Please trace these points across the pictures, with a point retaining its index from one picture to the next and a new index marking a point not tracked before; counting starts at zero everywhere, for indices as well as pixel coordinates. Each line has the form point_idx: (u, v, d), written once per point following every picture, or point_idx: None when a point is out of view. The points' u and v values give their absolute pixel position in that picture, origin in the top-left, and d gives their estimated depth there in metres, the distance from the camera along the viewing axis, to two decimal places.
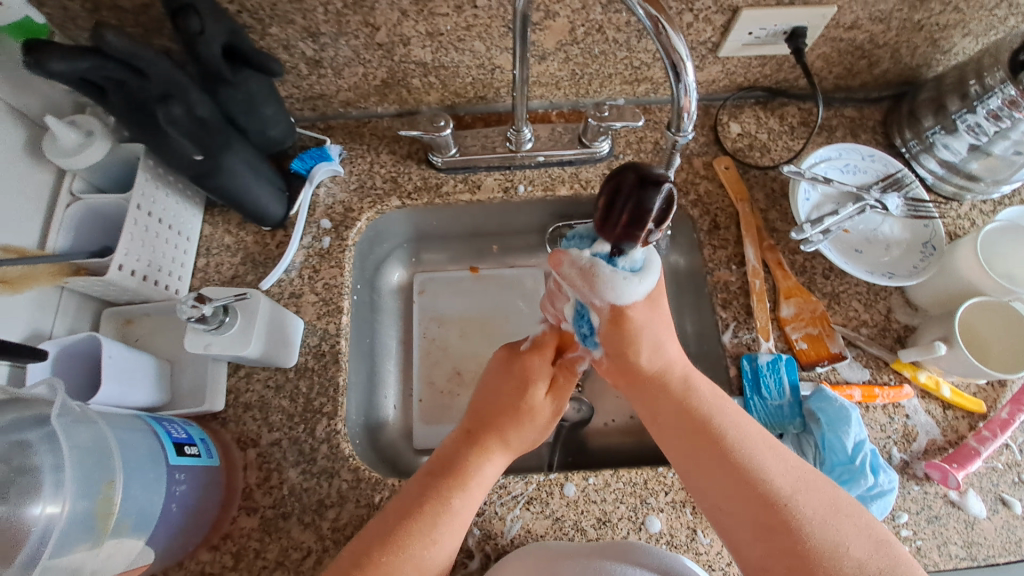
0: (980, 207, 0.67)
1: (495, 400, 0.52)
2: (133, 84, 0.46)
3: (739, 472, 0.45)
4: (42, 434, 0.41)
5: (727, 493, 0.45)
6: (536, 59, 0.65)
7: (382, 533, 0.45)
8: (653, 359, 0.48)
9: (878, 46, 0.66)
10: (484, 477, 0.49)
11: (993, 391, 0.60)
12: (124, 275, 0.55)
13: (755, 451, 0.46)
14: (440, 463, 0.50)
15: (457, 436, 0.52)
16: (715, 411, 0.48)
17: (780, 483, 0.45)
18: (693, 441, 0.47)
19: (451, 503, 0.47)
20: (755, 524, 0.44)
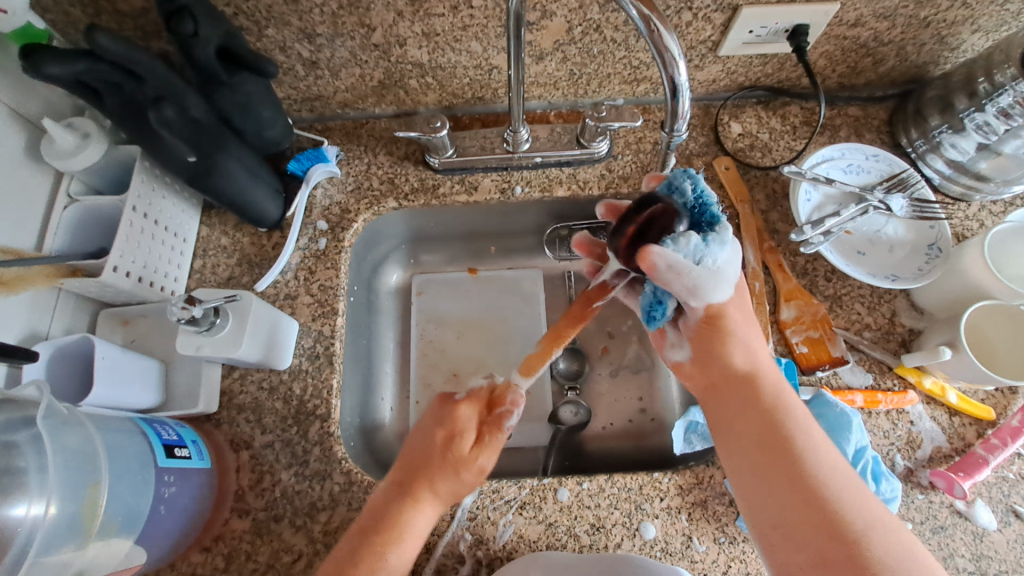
0: (989, 207, 0.65)
1: (416, 452, 0.52)
2: (127, 86, 0.47)
3: (808, 483, 0.45)
4: (29, 435, 0.41)
5: (791, 506, 0.45)
6: (533, 59, 0.65)
7: (337, 562, 0.47)
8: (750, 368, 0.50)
9: (882, 44, 0.64)
10: (413, 530, 0.49)
11: (1003, 398, 0.58)
12: (119, 277, 0.55)
13: (826, 459, 0.46)
14: (372, 510, 0.50)
15: (390, 487, 0.51)
16: (791, 414, 0.48)
17: (848, 501, 0.44)
18: (767, 444, 0.47)
19: (384, 555, 0.47)
20: (813, 539, 0.43)
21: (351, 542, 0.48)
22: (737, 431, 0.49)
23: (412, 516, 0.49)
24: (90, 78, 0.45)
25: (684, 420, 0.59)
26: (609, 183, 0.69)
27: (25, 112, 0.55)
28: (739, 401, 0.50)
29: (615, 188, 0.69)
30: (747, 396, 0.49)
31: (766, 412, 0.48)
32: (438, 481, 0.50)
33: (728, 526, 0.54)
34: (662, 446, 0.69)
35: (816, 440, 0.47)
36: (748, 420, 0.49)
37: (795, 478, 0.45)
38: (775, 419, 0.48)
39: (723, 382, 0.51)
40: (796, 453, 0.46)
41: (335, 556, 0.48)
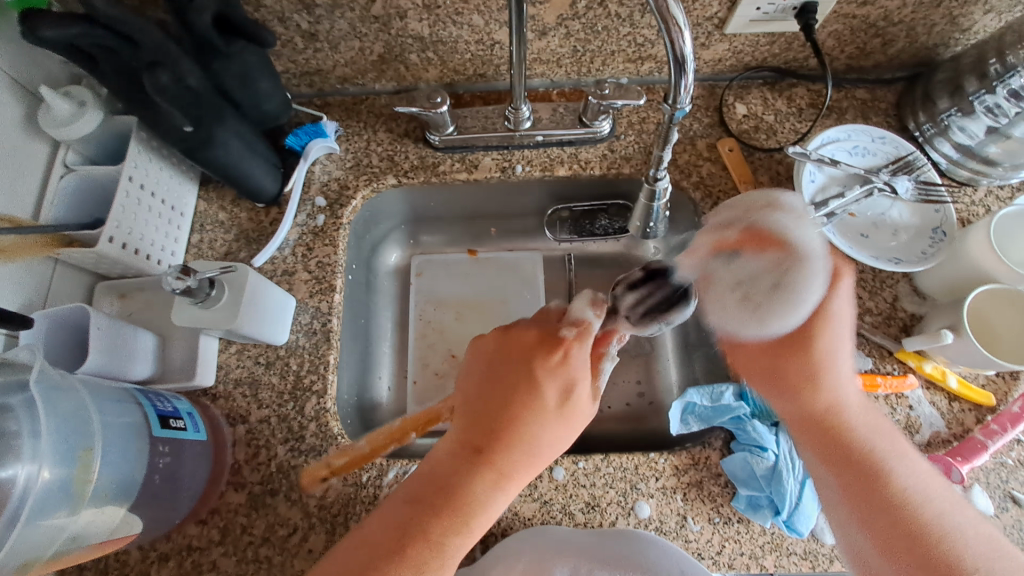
0: (996, 192, 0.64)
1: (507, 402, 0.46)
2: (121, 51, 0.46)
3: (906, 508, 0.44)
4: (23, 399, 0.41)
5: (896, 540, 0.44)
6: (536, 34, 0.64)
7: (377, 542, 0.42)
8: (849, 395, 0.49)
9: (892, 24, 0.63)
10: (490, 509, 0.44)
11: (1004, 383, 0.58)
12: (113, 247, 0.54)
13: (919, 486, 0.45)
14: (434, 472, 0.45)
15: (454, 452, 0.45)
16: (867, 432, 0.48)
17: (923, 496, 0.45)
18: (855, 465, 0.47)
19: (447, 538, 0.42)
20: (893, 548, 0.44)
21: (402, 519, 0.43)
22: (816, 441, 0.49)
23: (488, 491, 0.44)
24: (84, 42, 0.45)
25: (680, 401, 0.59)
26: (610, 163, 0.69)
27: (23, 81, 0.54)
28: (821, 416, 0.49)
29: (617, 169, 0.68)
30: (829, 413, 0.49)
31: (841, 432, 0.48)
32: (534, 441, 0.45)
33: (723, 507, 0.54)
34: (659, 429, 0.69)
35: (903, 455, 0.47)
36: (813, 443, 0.49)
37: (892, 505, 0.45)
38: (855, 435, 0.48)
39: (789, 393, 0.50)
40: (884, 466, 0.46)
41: (373, 528, 0.43)
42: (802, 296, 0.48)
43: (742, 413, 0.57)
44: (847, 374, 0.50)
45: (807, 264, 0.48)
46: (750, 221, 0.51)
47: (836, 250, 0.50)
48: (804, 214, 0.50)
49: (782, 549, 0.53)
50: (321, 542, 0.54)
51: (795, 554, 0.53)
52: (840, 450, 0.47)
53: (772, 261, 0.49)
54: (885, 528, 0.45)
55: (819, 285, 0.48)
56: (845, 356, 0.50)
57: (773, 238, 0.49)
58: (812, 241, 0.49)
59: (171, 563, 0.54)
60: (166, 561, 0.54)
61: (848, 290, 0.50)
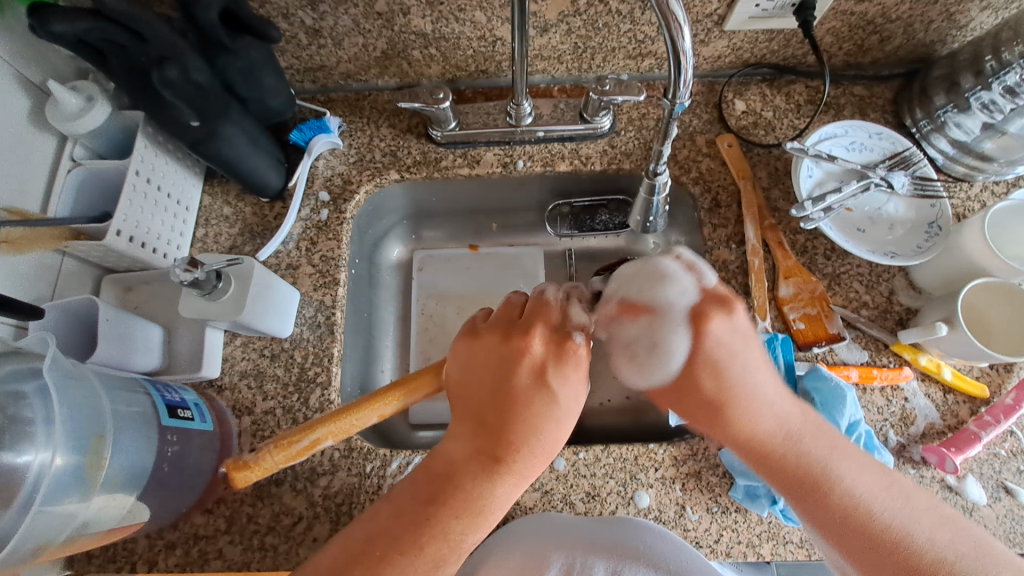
0: (992, 188, 0.65)
1: (525, 410, 0.45)
2: (129, 46, 0.47)
3: (857, 519, 0.43)
4: (36, 386, 0.42)
5: (851, 547, 0.43)
6: (537, 31, 0.64)
7: (389, 536, 0.42)
8: (766, 419, 0.47)
9: (890, 21, 0.64)
10: (507, 506, 0.45)
11: (998, 375, 0.59)
12: (121, 241, 0.55)
13: (866, 494, 0.44)
14: (447, 474, 0.44)
15: (469, 455, 0.44)
16: (810, 444, 0.46)
17: (887, 500, 0.44)
18: (793, 487, 0.45)
19: (468, 535, 0.43)
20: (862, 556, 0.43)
21: (414, 519, 0.42)
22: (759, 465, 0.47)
23: (509, 492, 0.44)
24: (94, 37, 0.45)
25: None
26: (611, 159, 0.69)
27: (31, 76, 0.55)
28: (746, 447, 0.47)
29: (618, 164, 0.69)
30: (752, 443, 0.47)
31: (776, 454, 0.46)
32: (551, 443, 0.46)
33: (721, 497, 0.55)
34: (658, 422, 0.70)
35: (846, 461, 0.45)
36: (759, 462, 0.47)
37: (843, 521, 0.44)
38: (786, 459, 0.46)
39: (713, 426, 0.49)
40: (836, 478, 0.45)
41: (385, 522, 0.43)
42: (670, 351, 0.50)
43: None
44: (760, 397, 0.48)
45: (670, 321, 0.50)
46: (625, 293, 0.54)
47: (708, 302, 0.50)
48: (675, 278, 0.52)
49: (779, 538, 0.54)
50: (326, 530, 0.55)
51: (792, 543, 0.54)
52: (786, 464, 0.46)
53: (645, 325, 0.52)
54: (851, 537, 0.44)
55: (684, 338, 0.50)
56: (753, 385, 0.48)
57: (643, 305, 0.52)
58: (674, 298, 0.51)
59: (178, 551, 0.54)
60: (173, 550, 0.55)
61: (727, 329, 0.49)
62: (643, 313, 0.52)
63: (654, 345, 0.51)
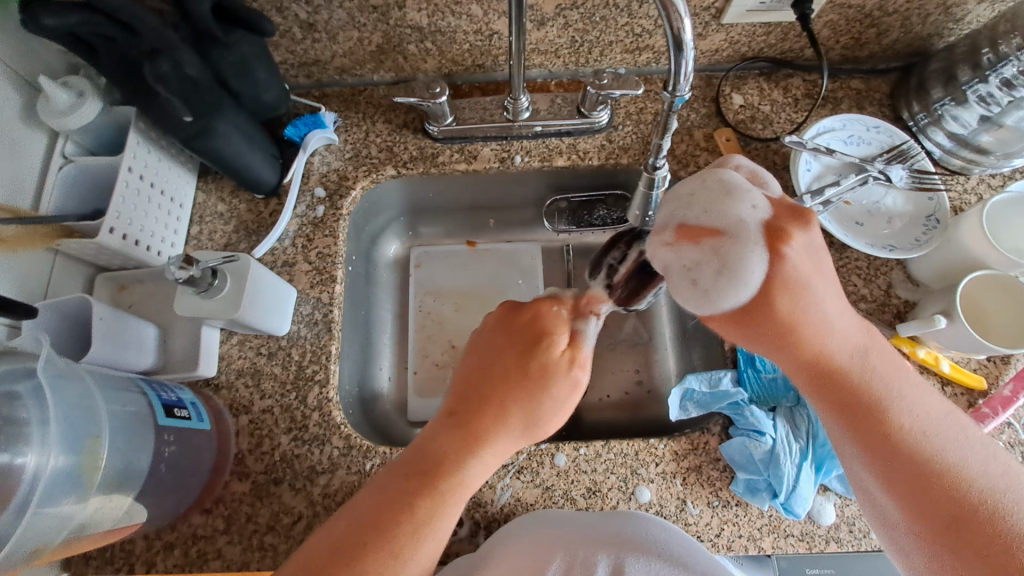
0: (988, 181, 0.65)
1: (492, 376, 0.49)
2: (121, 40, 0.46)
3: (910, 445, 0.42)
4: (30, 386, 0.41)
5: (904, 489, 0.42)
6: (535, 24, 0.64)
7: (361, 516, 0.44)
8: (827, 337, 0.44)
9: (887, 14, 0.63)
10: (467, 480, 0.46)
11: (995, 367, 0.59)
12: (115, 239, 0.54)
13: (924, 426, 0.43)
14: (426, 457, 0.46)
15: (437, 422, 0.49)
16: (872, 371, 0.44)
17: (941, 439, 0.43)
18: (847, 415, 0.44)
19: (417, 502, 0.44)
20: (912, 501, 0.42)
21: (385, 494, 0.45)
22: (825, 399, 0.45)
23: (462, 455, 0.46)
24: (85, 31, 0.44)
25: (679, 388, 0.60)
26: (609, 153, 0.69)
27: (22, 71, 0.54)
28: (811, 369, 0.45)
29: (616, 158, 0.69)
30: (817, 362, 0.45)
31: (839, 376, 0.44)
32: (506, 403, 0.47)
33: (722, 490, 0.55)
34: (658, 417, 0.70)
35: (905, 389, 0.44)
36: (820, 392, 0.45)
37: (896, 449, 0.43)
38: (851, 379, 0.44)
39: (783, 348, 0.45)
40: (894, 412, 0.43)
41: (364, 504, 0.45)
42: (747, 273, 0.44)
43: (741, 399, 0.57)
44: (826, 314, 0.44)
45: (741, 238, 0.45)
46: (682, 216, 0.48)
47: (784, 216, 0.45)
48: (742, 194, 0.47)
49: (779, 531, 0.54)
50: None
51: (792, 536, 0.54)
52: (846, 385, 0.44)
53: (708, 251, 0.46)
54: (905, 480, 0.42)
55: (760, 253, 0.44)
56: (818, 298, 0.44)
57: (706, 229, 0.47)
58: (745, 214, 0.46)
59: (177, 552, 0.54)
60: (171, 550, 0.54)
61: (806, 243, 0.45)
62: (703, 239, 0.46)
63: (720, 265, 0.45)
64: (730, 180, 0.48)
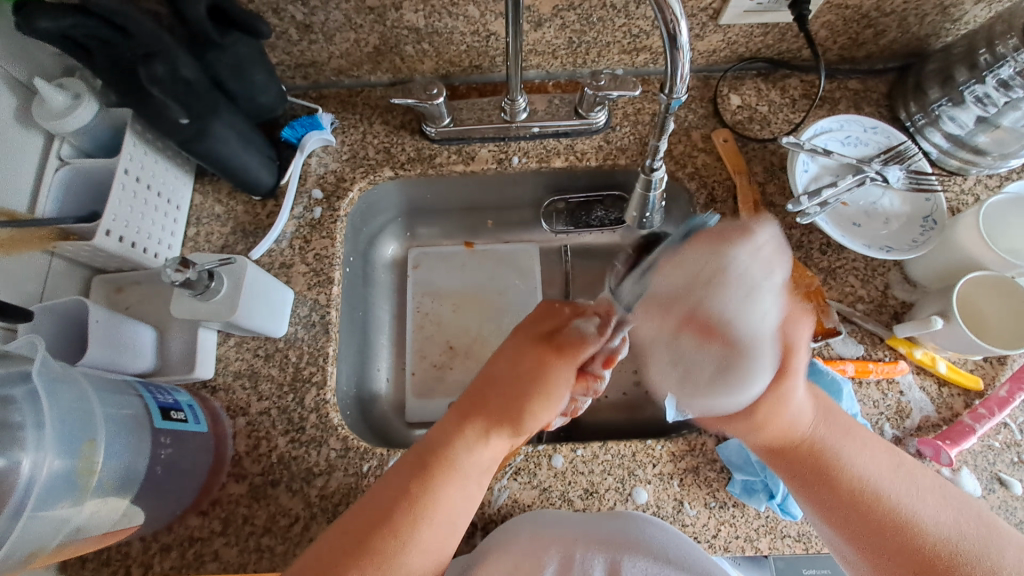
0: (985, 181, 0.65)
1: (502, 382, 0.54)
2: (115, 42, 0.45)
3: (864, 493, 0.49)
4: (26, 390, 0.41)
5: (860, 533, 0.48)
6: (532, 25, 0.64)
7: (378, 509, 0.46)
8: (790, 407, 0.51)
9: (884, 14, 0.63)
10: (471, 462, 0.49)
11: (992, 368, 0.59)
12: (111, 241, 0.54)
13: (877, 480, 0.49)
14: (429, 448, 0.49)
15: (446, 421, 0.52)
16: (828, 434, 0.51)
17: (896, 492, 0.48)
18: (805, 476, 0.51)
19: (428, 491, 0.47)
20: (869, 542, 0.48)
21: (399, 485, 0.47)
22: (790, 467, 0.52)
23: (470, 449, 0.50)
24: (79, 34, 0.44)
25: None
26: (607, 154, 0.69)
27: (17, 73, 0.54)
28: (773, 443, 0.52)
29: (613, 159, 0.69)
30: (781, 436, 0.51)
31: (796, 449, 0.51)
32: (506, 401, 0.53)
33: (719, 491, 0.55)
34: (655, 417, 0.70)
35: (861, 444, 0.50)
36: (783, 461, 0.52)
37: (849, 500, 0.49)
38: (805, 452, 0.51)
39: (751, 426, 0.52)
40: (852, 471, 0.49)
41: (381, 497, 0.46)
42: (750, 383, 0.49)
43: None
44: (795, 394, 0.51)
45: (751, 351, 0.47)
46: (670, 292, 0.49)
47: (788, 323, 0.50)
48: (751, 291, 0.45)
49: (776, 532, 0.54)
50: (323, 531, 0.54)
51: (789, 536, 0.54)
52: (802, 454, 0.51)
53: (717, 354, 0.46)
54: (861, 527, 0.48)
55: (768, 376, 0.49)
56: (790, 399, 0.51)
57: (715, 328, 0.45)
58: (757, 326, 0.45)
59: (174, 554, 0.54)
60: (168, 552, 0.54)
61: (801, 337, 0.51)
62: (716, 337, 0.45)
63: (722, 366, 0.48)
64: (766, 241, 0.47)
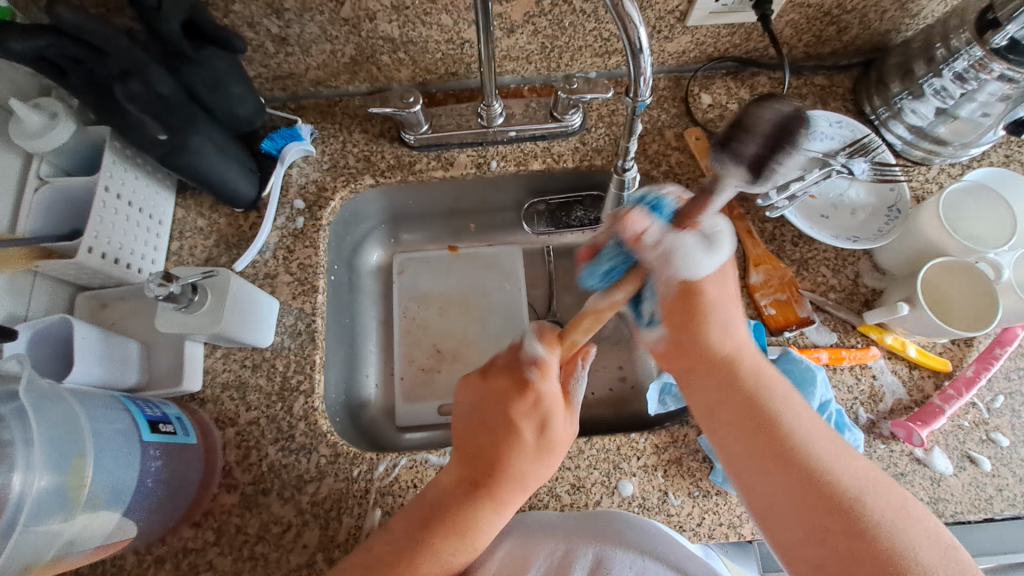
0: (948, 170, 0.68)
1: (470, 424, 0.52)
2: (91, 62, 0.46)
3: (786, 444, 0.47)
4: (13, 408, 0.42)
5: (796, 501, 0.45)
6: (504, 32, 0.65)
7: (393, 543, 0.48)
8: (719, 336, 0.54)
9: (846, 12, 0.65)
10: (490, 532, 0.48)
11: (960, 350, 0.61)
12: (94, 258, 0.55)
13: (815, 440, 0.47)
14: (437, 499, 0.49)
15: (455, 482, 0.50)
16: (770, 396, 0.50)
17: (829, 458, 0.46)
18: (745, 428, 0.49)
19: (452, 557, 0.47)
20: (804, 511, 0.44)
21: (417, 518, 0.49)
22: (726, 422, 0.51)
23: (488, 518, 0.48)
24: (54, 53, 0.45)
25: (658, 382, 0.62)
26: (583, 155, 0.70)
27: None
28: (716, 390, 0.52)
29: (590, 160, 0.70)
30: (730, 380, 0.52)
31: (744, 397, 0.51)
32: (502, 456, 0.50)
33: (702, 481, 0.57)
34: (641, 411, 0.72)
35: (787, 399, 0.50)
36: (725, 417, 0.51)
37: (786, 458, 0.47)
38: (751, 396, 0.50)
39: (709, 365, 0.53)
40: (788, 426, 0.48)
41: (395, 530, 0.49)
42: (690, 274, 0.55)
43: None
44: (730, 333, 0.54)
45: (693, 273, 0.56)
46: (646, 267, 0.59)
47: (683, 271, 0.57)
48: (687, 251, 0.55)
49: None
50: (315, 536, 0.55)
51: None
52: (742, 407, 0.50)
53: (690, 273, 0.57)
54: (794, 497, 0.45)
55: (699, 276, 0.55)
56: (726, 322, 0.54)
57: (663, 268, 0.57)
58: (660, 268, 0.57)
59: (167, 565, 0.54)
60: (162, 564, 0.54)
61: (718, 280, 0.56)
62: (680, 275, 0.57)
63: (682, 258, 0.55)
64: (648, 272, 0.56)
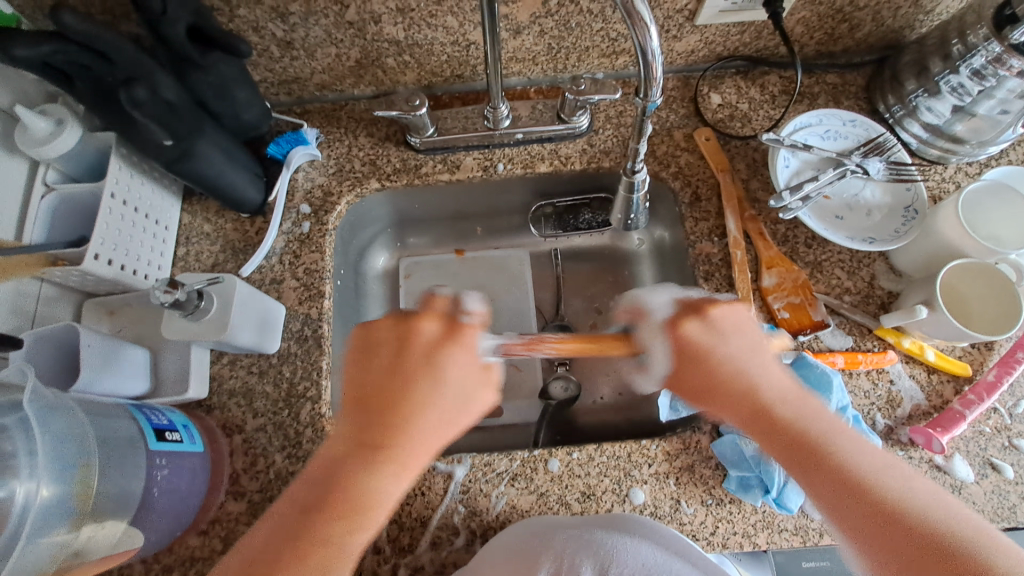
0: (965, 169, 0.66)
1: (366, 376, 0.47)
2: (98, 68, 0.46)
3: (832, 470, 0.42)
4: (16, 418, 0.41)
5: (864, 531, 0.40)
6: (510, 33, 0.64)
7: (270, 531, 0.41)
8: (741, 373, 0.49)
9: (858, 9, 0.64)
10: (382, 495, 0.43)
11: (980, 354, 0.60)
12: (100, 265, 0.54)
13: (861, 462, 0.42)
14: (328, 468, 0.43)
15: (343, 438, 0.45)
16: (802, 416, 0.45)
17: (890, 478, 0.42)
18: (789, 459, 0.44)
19: (348, 538, 0.42)
20: (877, 541, 0.40)
21: (302, 506, 0.42)
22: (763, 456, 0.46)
23: (391, 481, 0.44)
24: (58, 60, 0.44)
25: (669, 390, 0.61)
26: (591, 157, 0.70)
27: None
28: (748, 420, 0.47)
29: (597, 162, 0.69)
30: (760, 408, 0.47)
31: (770, 420, 0.46)
32: (420, 404, 0.46)
33: (715, 489, 0.56)
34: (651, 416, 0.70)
35: (823, 417, 0.45)
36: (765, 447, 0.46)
37: (838, 487, 0.42)
38: (778, 421, 0.45)
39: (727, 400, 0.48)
40: (830, 450, 0.43)
41: (279, 513, 0.43)
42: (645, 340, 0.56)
43: None
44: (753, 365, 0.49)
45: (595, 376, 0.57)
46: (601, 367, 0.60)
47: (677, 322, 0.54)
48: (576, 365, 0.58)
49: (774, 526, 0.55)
50: None
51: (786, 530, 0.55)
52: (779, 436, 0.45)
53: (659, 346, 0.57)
54: (865, 528, 0.40)
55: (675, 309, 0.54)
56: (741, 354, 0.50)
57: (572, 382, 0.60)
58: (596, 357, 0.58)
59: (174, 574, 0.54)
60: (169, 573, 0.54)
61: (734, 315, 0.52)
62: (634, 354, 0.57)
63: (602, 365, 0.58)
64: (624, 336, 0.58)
